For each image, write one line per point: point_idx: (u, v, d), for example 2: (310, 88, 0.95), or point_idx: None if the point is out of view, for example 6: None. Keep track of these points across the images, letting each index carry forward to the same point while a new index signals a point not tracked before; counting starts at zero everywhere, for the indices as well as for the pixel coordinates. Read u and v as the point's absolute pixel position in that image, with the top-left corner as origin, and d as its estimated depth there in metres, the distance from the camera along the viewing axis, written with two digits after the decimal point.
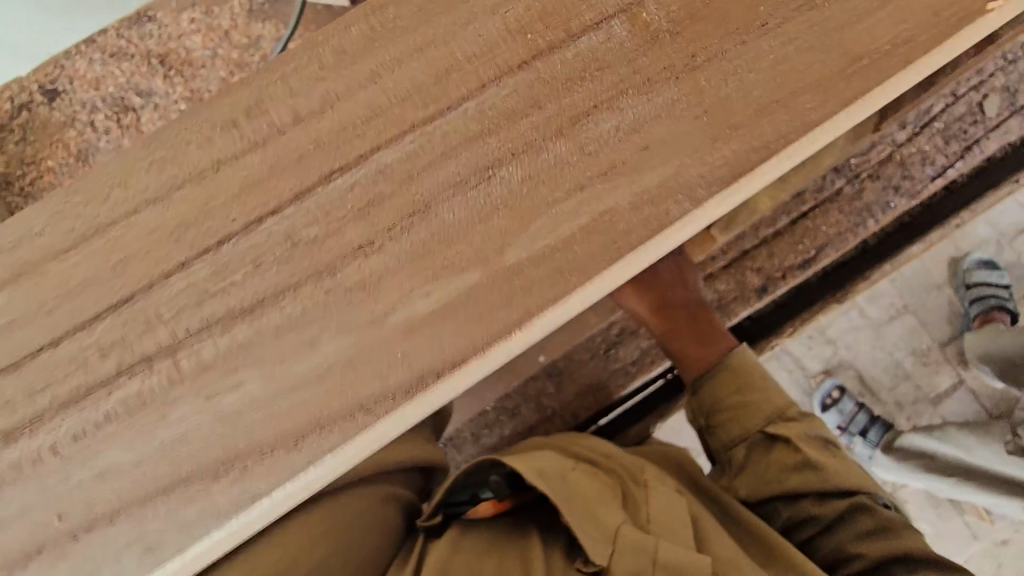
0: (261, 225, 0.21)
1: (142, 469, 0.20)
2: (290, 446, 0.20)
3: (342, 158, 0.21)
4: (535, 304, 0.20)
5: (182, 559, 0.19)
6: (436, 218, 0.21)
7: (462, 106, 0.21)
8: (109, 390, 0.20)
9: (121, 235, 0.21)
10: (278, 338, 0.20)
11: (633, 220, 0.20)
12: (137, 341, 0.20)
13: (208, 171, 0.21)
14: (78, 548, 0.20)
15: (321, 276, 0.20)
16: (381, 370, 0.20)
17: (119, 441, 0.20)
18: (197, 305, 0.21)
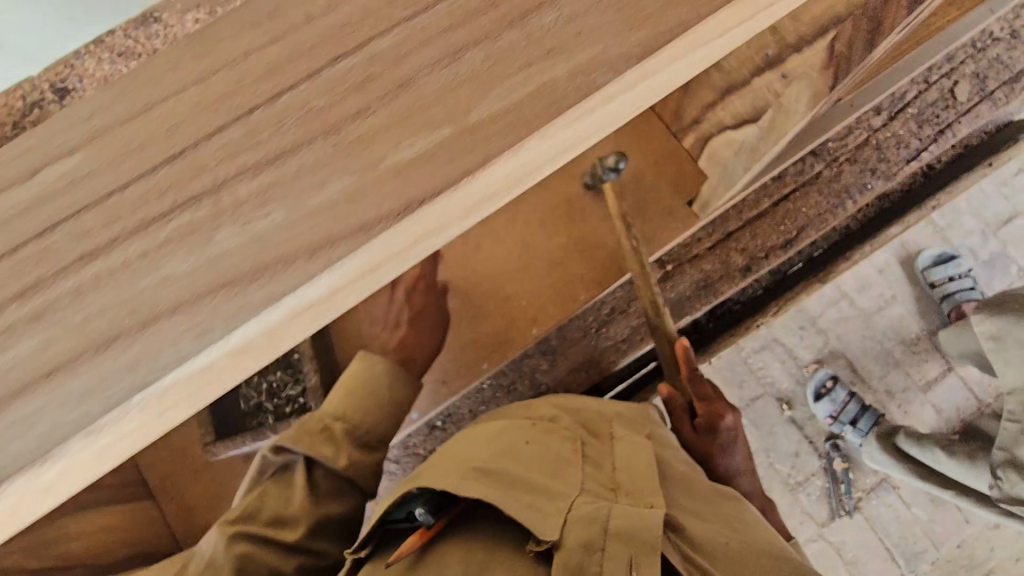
0: (282, 97, 0.27)
1: (196, 273, 0.26)
2: (308, 256, 0.26)
3: (343, 45, 0.28)
4: (494, 150, 0.26)
5: (226, 341, 0.25)
6: (417, 88, 0.27)
7: (435, 5, 0.28)
8: (171, 213, 0.26)
9: (175, 106, 0.28)
10: (298, 176, 0.27)
11: (567, 87, 0.27)
12: (196, 179, 0.27)
13: (241, 59, 0.28)
14: (147, 334, 0.25)
15: (330, 134, 0.27)
16: (381, 199, 0.26)
17: (185, 249, 0.26)
18: (236, 154, 0.27)
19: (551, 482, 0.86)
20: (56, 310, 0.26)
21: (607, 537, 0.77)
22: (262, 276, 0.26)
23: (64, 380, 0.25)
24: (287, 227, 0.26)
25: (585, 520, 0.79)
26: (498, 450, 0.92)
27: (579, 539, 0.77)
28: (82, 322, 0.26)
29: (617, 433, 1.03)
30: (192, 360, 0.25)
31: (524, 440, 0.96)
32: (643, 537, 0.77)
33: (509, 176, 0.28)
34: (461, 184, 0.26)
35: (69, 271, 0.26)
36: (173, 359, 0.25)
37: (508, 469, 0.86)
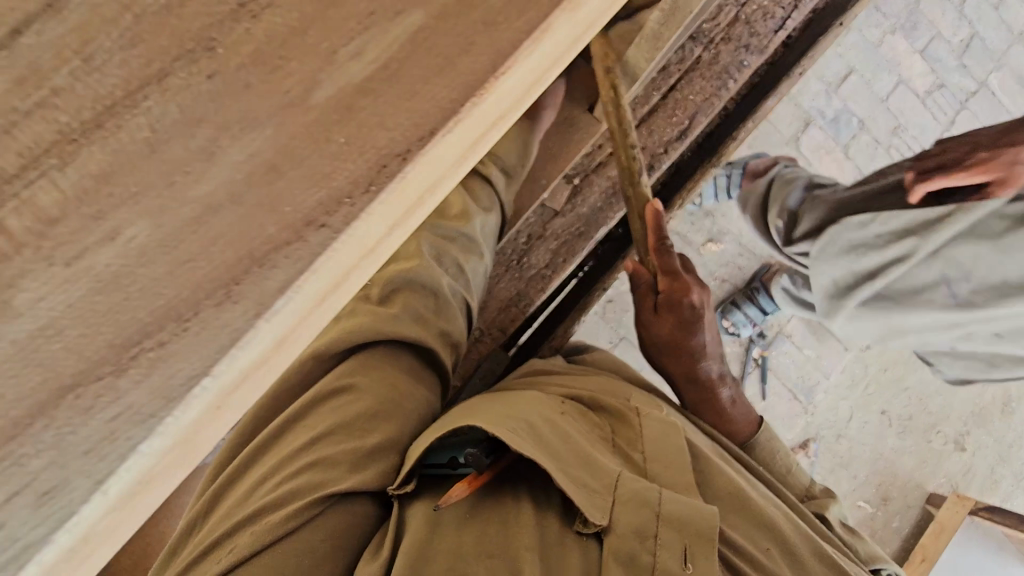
0: (185, 331, 0.13)
1: None
2: (213, 307, 0.14)
3: (243, 236, 0.14)
4: (359, 270, 0.16)
5: (99, 495, 0.13)
6: (275, 280, 0.14)
7: (324, 196, 0.14)
8: None
9: (36, 310, 0.13)
10: (133, 196, 0.14)
11: (418, 176, 0.15)
12: (75, 454, 0.13)
13: (103, 241, 0.13)
14: None
15: (199, 342, 0.13)
16: (258, 385, 0.16)
17: (28, 531, 0.13)
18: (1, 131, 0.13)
19: (600, 455, 0.48)
20: None
21: (660, 520, 0.42)
22: (163, 343, 0.13)
23: None
24: (150, 274, 0.13)
25: (620, 502, 0.43)
26: (510, 396, 0.53)
27: (632, 525, 0.42)
28: None
29: (640, 396, 0.64)
30: (40, 551, 0.13)
31: (560, 411, 0.53)
32: (702, 513, 0.44)
33: (496, 109, 0.16)
34: (410, 158, 0.14)
35: None
36: (7, 554, 0.13)
37: (576, 440, 0.48)
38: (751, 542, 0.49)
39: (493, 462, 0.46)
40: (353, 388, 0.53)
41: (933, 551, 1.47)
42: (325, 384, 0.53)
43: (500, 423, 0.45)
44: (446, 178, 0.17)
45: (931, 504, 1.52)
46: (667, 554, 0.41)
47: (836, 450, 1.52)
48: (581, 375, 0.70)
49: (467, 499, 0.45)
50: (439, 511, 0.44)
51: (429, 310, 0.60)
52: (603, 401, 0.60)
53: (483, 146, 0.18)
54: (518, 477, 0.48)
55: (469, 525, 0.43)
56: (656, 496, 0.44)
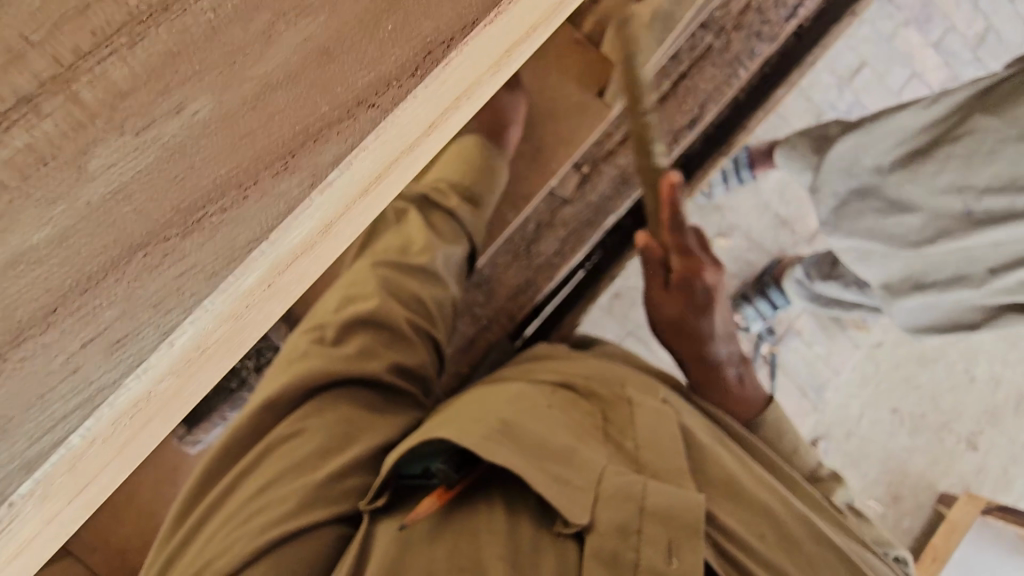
0: (248, 199, 0.14)
1: (58, 243, 0.14)
2: (271, 176, 0.15)
3: (299, 111, 0.15)
4: (400, 161, 0.17)
5: (165, 348, 0.14)
6: (327, 153, 0.15)
7: (373, 76, 0.15)
8: None
9: (108, 174, 0.14)
10: (196, 73, 0.15)
11: (459, 66, 0.16)
12: (142, 305, 0.14)
13: (168, 116, 0.14)
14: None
15: (259, 208, 0.14)
16: (305, 272, 0.17)
17: (98, 375, 0.14)
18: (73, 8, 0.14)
19: (585, 449, 0.49)
20: None
21: (643, 515, 0.44)
22: (225, 207, 0.14)
23: None
24: (213, 145, 0.14)
25: (594, 504, 0.44)
26: (492, 395, 0.54)
27: (614, 523, 0.44)
28: None
29: (632, 377, 0.64)
30: (113, 395, 0.14)
31: (546, 405, 0.53)
32: (686, 504, 0.45)
33: (526, 12, 0.17)
34: (454, 46, 0.15)
35: None
36: (83, 396, 0.14)
37: (560, 436, 0.49)
38: (750, 532, 0.48)
39: (465, 475, 0.49)
40: (309, 429, 0.56)
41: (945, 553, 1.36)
42: (282, 430, 0.56)
43: (481, 432, 0.46)
44: (478, 81, 0.18)
45: (943, 503, 1.42)
46: (648, 549, 0.42)
47: (847, 449, 1.41)
48: (577, 359, 0.69)
49: (437, 512, 0.47)
50: (407, 529, 0.46)
51: (386, 342, 0.65)
52: (594, 389, 0.59)
53: (513, 52, 0.19)
54: (491, 485, 0.50)
55: (449, 534, 0.45)
56: (640, 490, 0.45)
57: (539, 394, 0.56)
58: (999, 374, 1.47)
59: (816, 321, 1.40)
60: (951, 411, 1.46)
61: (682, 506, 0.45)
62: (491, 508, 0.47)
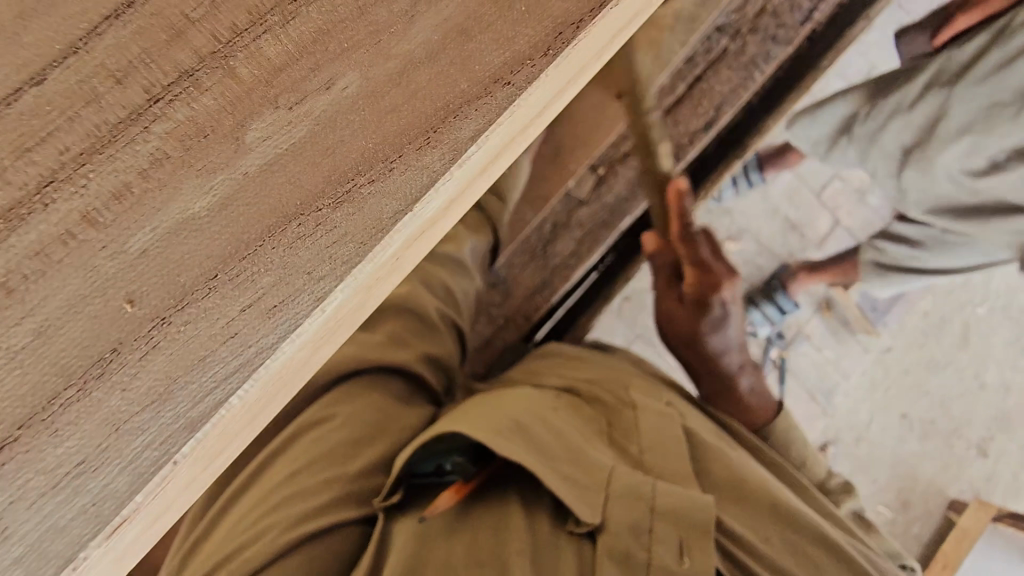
0: (396, 172, 0.15)
1: (218, 211, 0.14)
2: (415, 150, 0.15)
3: (441, 89, 0.15)
4: (517, 142, 0.18)
5: (317, 314, 0.15)
6: (465, 130, 0.15)
7: (509, 57, 0.16)
8: (140, 120, 0.14)
9: (263, 147, 0.15)
10: (345, 51, 0.15)
11: (584, 48, 0.17)
12: (297, 274, 0.14)
13: (317, 92, 0.15)
14: (165, 338, 0.14)
15: (404, 181, 0.15)
16: (424, 249, 0.17)
17: (255, 338, 0.14)
18: None
19: (593, 450, 0.49)
20: (133, 500, 0.14)
21: (655, 515, 0.43)
22: (373, 180, 0.15)
23: (28, 449, 0.13)
24: (360, 120, 0.15)
25: (603, 502, 0.44)
26: (503, 400, 0.55)
27: (627, 522, 0.43)
28: (137, 460, 0.14)
29: (644, 383, 0.64)
30: (269, 357, 0.14)
31: (553, 408, 0.55)
32: (697, 505, 0.44)
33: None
34: (584, 27, 0.16)
35: (135, 439, 0.14)
36: (242, 357, 0.14)
37: (568, 438, 0.50)
38: (753, 532, 0.48)
39: (481, 470, 0.49)
40: (336, 417, 0.57)
41: (956, 557, 1.30)
42: (312, 414, 0.57)
43: (492, 428, 0.47)
44: (590, 65, 0.18)
45: (954, 510, 1.39)
46: (661, 549, 0.42)
47: (856, 455, 1.39)
48: (587, 364, 0.69)
49: (453, 508, 0.47)
50: (426, 522, 0.46)
51: (416, 331, 0.66)
52: (600, 396, 0.61)
53: (619, 38, 0.19)
54: (506, 482, 0.50)
55: (467, 534, 0.45)
56: (650, 489, 0.45)
57: (543, 398, 0.57)
58: (1009, 381, 1.46)
59: (826, 325, 1.38)
60: (962, 417, 1.45)
61: (691, 503, 0.45)
62: (507, 506, 0.47)
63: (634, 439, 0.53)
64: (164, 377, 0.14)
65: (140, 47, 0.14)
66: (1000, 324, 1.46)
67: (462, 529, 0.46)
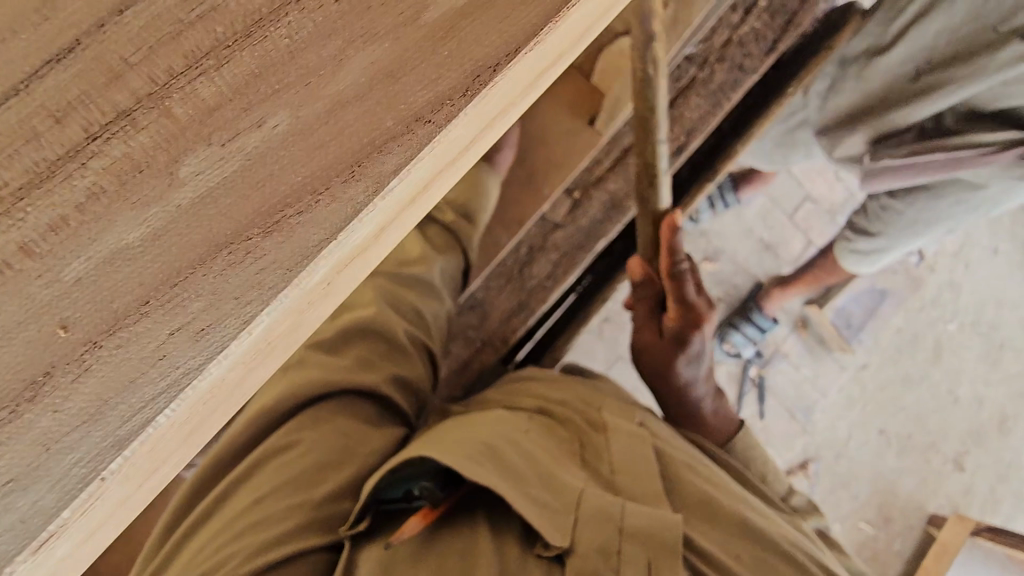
0: (321, 203, 0.16)
1: (151, 241, 0.15)
2: (341, 182, 0.16)
3: (367, 126, 0.17)
4: (441, 174, 0.19)
5: (245, 336, 0.15)
6: (387, 165, 0.16)
7: (431, 97, 0.17)
8: (78, 155, 0.15)
9: (197, 181, 0.16)
10: (275, 91, 0.16)
11: (501, 88, 0.18)
12: (226, 301, 0.15)
13: (250, 130, 0.16)
14: (96, 362, 0.15)
15: (328, 214, 0.16)
16: (354, 275, 0.19)
17: (183, 359, 0.15)
18: (169, 34, 0.16)
19: (562, 474, 0.50)
20: (62, 519, 0.14)
21: (623, 536, 0.44)
22: (301, 211, 0.16)
23: None
24: (290, 155, 0.16)
25: (574, 524, 0.45)
26: (473, 423, 0.55)
27: (595, 544, 0.44)
28: (66, 478, 0.14)
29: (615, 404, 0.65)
30: (197, 379, 0.15)
31: (524, 430, 0.55)
32: (666, 526, 0.45)
33: (559, 40, 0.19)
34: (500, 70, 0.17)
35: (60, 460, 0.14)
36: (171, 378, 0.15)
37: (537, 461, 0.50)
38: (719, 547, 0.49)
39: (448, 495, 0.49)
40: (302, 443, 0.56)
41: None
42: (276, 440, 0.57)
43: (462, 452, 0.48)
44: (513, 103, 0.20)
45: (932, 525, 1.38)
46: (630, 570, 0.43)
47: (837, 473, 1.41)
48: (559, 383, 0.70)
49: (421, 534, 0.48)
50: (392, 548, 0.46)
51: (382, 353, 0.66)
52: (568, 414, 0.61)
53: (543, 77, 0.21)
54: (475, 505, 0.50)
55: (433, 557, 0.46)
56: (619, 511, 0.46)
57: (515, 421, 0.57)
58: (982, 396, 1.47)
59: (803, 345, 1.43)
60: (938, 432, 1.45)
61: (659, 526, 0.45)
62: (475, 531, 0.47)
63: (603, 460, 0.54)
64: (95, 399, 0.15)
65: (80, 89, 0.15)
66: (971, 338, 1.47)
67: (430, 553, 0.46)
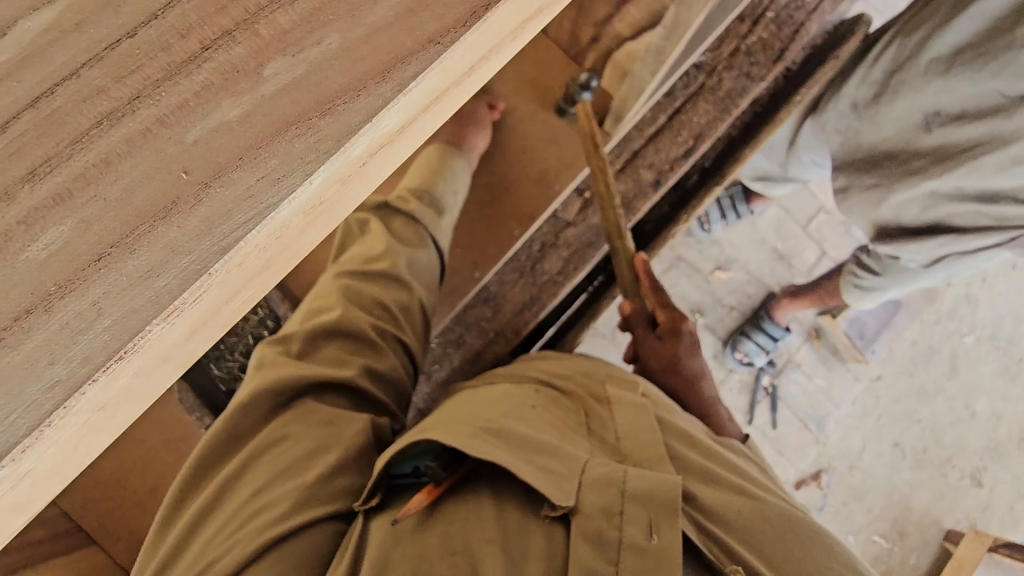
0: (361, 97, 0.23)
1: (243, 118, 0.22)
2: (375, 83, 0.23)
3: (394, 44, 0.23)
4: (448, 89, 0.25)
5: (307, 185, 0.22)
6: (409, 71, 0.23)
7: (441, 25, 0.24)
8: (195, 60, 0.22)
9: (275, 79, 0.22)
10: (330, 19, 0.23)
11: (492, 25, 0.25)
12: (295, 160, 0.22)
13: (313, 47, 0.23)
14: (206, 195, 0.21)
15: (366, 104, 0.23)
16: (383, 162, 0.25)
17: (265, 197, 0.21)
18: None
19: (565, 445, 0.58)
20: (181, 300, 0.21)
21: (624, 496, 0.52)
22: (347, 101, 0.23)
23: (117, 260, 0.20)
24: (340, 63, 0.23)
25: (585, 491, 0.53)
26: (484, 406, 0.64)
27: (599, 505, 0.52)
28: (184, 271, 0.21)
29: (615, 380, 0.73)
30: (273, 212, 0.21)
31: (531, 406, 0.64)
32: (663, 486, 0.53)
33: None
34: (491, 8, 0.24)
35: (180, 261, 0.21)
36: (256, 209, 0.21)
37: (540, 434, 0.59)
38: (717, 504, 0.59)
39: (450, 472, 0.58)
40: (288, 436, 0.64)
41: None
42: (267, 433, 0.64)
43: (467, 433, 0.56)
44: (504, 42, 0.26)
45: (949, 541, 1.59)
46: (631, 527, 0.51)
47: (849, 484, 1.62)
48: (566, 361, 0.79)
49: (425, 507, 0.57)
50: (399, 522, 0.55)
51: (353, 349, 0.75)
52: (572, 387, 0.70)
53: (527, 26, 0.27)
54: (476, 479, 0.59)
55: (439, 526, 0.55)
56: (621, 475, 0.54)
57: (518, 400, 0.65)
58: None
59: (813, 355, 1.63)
60: None
61: (659, 490, 0.53)
62: (477, 500, 0.56)
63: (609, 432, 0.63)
64: (204, 220, 0.21)
65: (198, 16, 0.22)
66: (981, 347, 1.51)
67: (436, 524, 0.55)
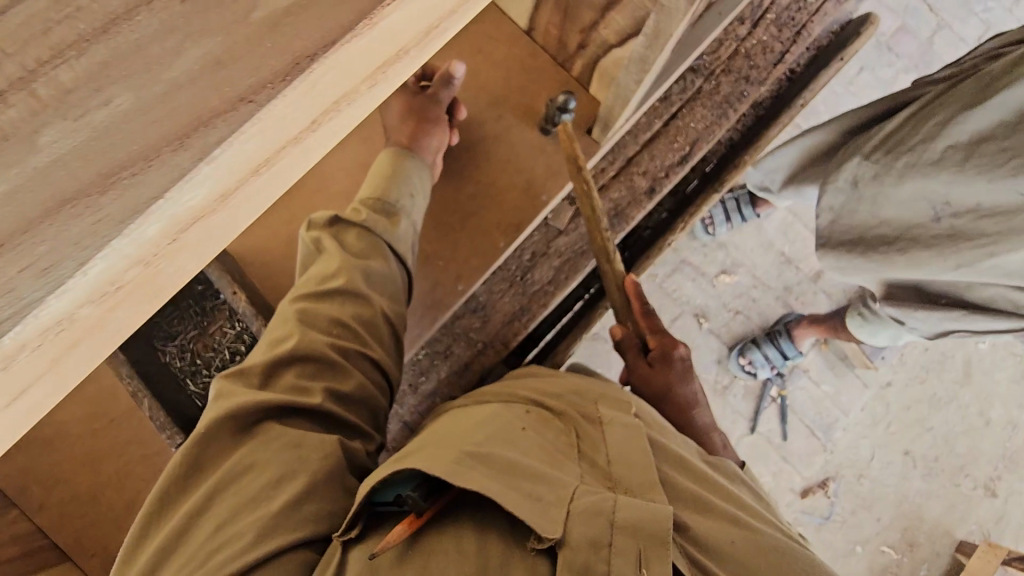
0: (153, 167, 0.19)
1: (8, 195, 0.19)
2: (171, 150, 0.19)
3: (199, 102, 0.20)
4: (278, 149, 0.22)
5: (80, 275, 0.19)
6: (213, 134, 0.20)
7: (255, 78, 0.20)
8: None
9: (53, 148, 0.19)
10: (123, 74, 0.20)
11: (322, 77, 0.21)
12: (65, 246, 0.18)
13: (102, 107, 0.19)
14: None
15: (158, 175, 0.19)
16: (201, 234, 0.22)
17: (26, 289, 0.18)
18: (40, 29, 0.19)
19: (553, 470, 0.56)
20: None
21: (613, 529, 0.50)
22: (137, 173, 0.19)
23: None
24: (132, 126, 0.19)
25: (573, 521, 0.51)
26: (468, 428, 0.61)
27: (586, 537, 0.50)
28: None
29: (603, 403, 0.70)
30: (37, 309, 0.18)
31: (521, 428, 0.62)
32: (654, 518, 0.51)
33: (384, 38, 0.23)
34: (317, 58, 0.21)
35: None
36: (14, 306, 0.18)
37: (525, 460, 0.56)
38: (710, 529, 0.57)
39: (433, 503, 0.54)
40: (257, 463, 0.60)
41: None
42: (230, 466, 0.60)
43: (450, 458, 0.53)
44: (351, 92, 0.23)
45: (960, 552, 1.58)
46: (620, 561, 0.49)
47: (858, 492, 1.59)
48: (554, 380, 0.76)
49: (405, 539, 0.53)
50: (378, 557, 0.52)
51: (315, 370, 0.71)
52: (564, 408, 0.68)
53: (382, 73, 0.24)
54: (458, 508, 0.56)
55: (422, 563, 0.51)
56: (610, 505, 0.52)
57: (503, 421, 0.62)
58: None
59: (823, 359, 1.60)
60: None
61: (653, 522, 0.51)
62: (460, 532, 0.53)
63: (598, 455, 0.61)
64: None
65: None
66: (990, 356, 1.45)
67: (419, 559, 0.52)
